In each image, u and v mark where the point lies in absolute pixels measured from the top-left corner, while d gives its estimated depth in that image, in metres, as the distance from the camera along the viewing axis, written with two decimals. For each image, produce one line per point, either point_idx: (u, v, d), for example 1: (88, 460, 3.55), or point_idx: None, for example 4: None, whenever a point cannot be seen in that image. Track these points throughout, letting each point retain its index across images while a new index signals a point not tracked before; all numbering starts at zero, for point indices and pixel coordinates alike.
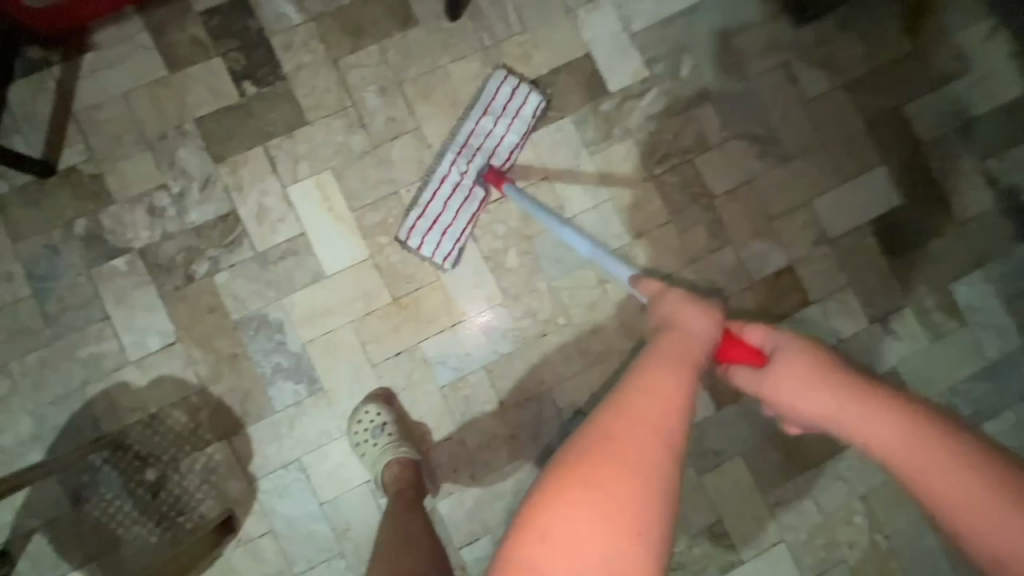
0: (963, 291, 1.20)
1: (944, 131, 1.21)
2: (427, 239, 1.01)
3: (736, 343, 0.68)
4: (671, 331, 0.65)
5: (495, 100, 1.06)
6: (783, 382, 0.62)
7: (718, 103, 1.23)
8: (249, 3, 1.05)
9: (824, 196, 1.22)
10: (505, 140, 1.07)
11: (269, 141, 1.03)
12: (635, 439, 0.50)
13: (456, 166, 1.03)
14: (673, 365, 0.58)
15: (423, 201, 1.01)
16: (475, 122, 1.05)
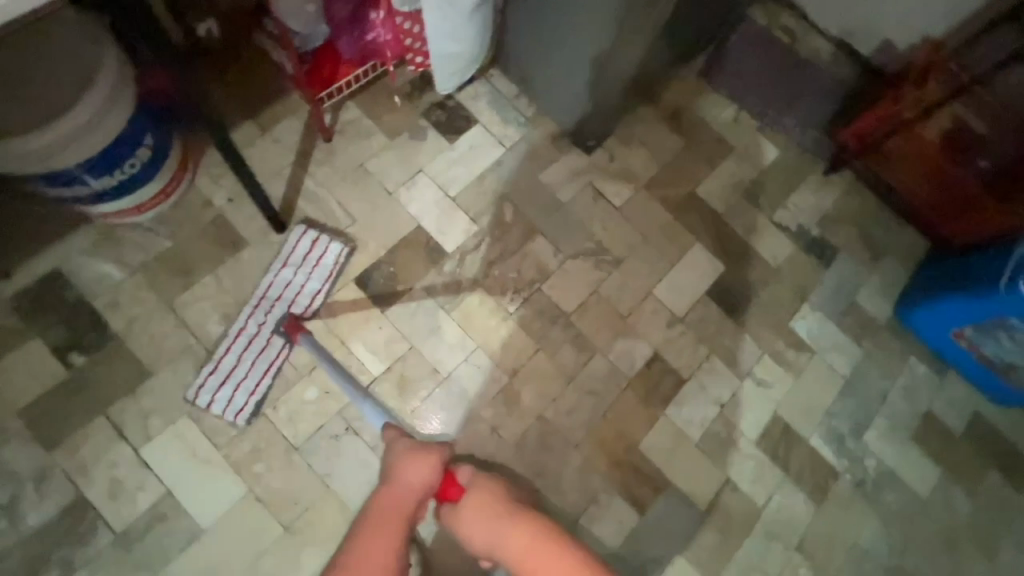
0: (801, 325, 1.40)
1: (733, 200, 1.48)
2: (218, 394, 1.07)
3: (452, 485, 0.92)
4: (390, 490, 0.92)
5: (293, 253, 1.18)
6: (473, 519, 0.87)
7: (545, 231, 1.34)
8: (63, 276, 1.11)
9: (663, 281, 1.36)
10: (305, 286, 1.17)
11: (110, 406, 1.05)
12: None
13: (255, 319, 1.12)
14: (390, 527, 0.88)
15: (219, 355, 1.09)
16: (274, 275, 1.16)
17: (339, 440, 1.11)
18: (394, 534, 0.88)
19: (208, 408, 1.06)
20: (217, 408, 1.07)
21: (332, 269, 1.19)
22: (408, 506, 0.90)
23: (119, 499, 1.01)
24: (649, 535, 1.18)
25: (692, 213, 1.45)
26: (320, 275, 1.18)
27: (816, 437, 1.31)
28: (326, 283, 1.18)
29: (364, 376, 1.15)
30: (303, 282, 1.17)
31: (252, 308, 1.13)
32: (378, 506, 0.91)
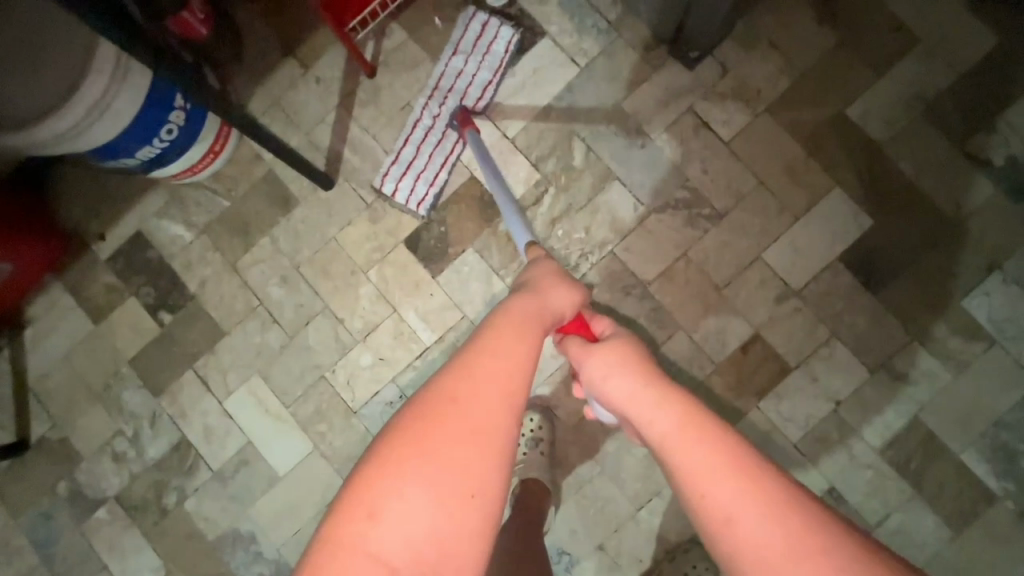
0: (980, 305, 1.02)
1: (904, 123, 1.05)
2: (401, 184, 1.09)
3: (582, 326, 0.71)
4: (530, 291, 0.65)
5: (464, 41, 1.09)
6: (604, 363, 0.62)
7: (624, 176, 1.08)
8: (144, 237, 1.17)
9: (778, 242, 1.06)
10: (478, 78, 1.09)
11: (197, 361, 1.15)
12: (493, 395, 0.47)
13: (430, 110, 1.09)
14: (523, 327, 0.55)
15: (397, 148, 1.10)
16: (446, 63, 1.10)
17: (393, 407, 1.10)
18: (526, 331, 0.55)
19: (392, 197, 1.09)
20: (399, 193, 1.09)
21: (501, 59, 1.09)
22: (550, 314, 0.63)
23: (213, 442, 1.13)
24: None
25: (837, 144, 1.06)
26: (491, 64, 1.09)
27: (972, 452, 1.01)
28: (495, 74, 1.09)
29: (416, 344, 1.10)
30: (474, 72, 1.09)
31: (429, 97, 1.10)
32: (513, 304, 0.60)
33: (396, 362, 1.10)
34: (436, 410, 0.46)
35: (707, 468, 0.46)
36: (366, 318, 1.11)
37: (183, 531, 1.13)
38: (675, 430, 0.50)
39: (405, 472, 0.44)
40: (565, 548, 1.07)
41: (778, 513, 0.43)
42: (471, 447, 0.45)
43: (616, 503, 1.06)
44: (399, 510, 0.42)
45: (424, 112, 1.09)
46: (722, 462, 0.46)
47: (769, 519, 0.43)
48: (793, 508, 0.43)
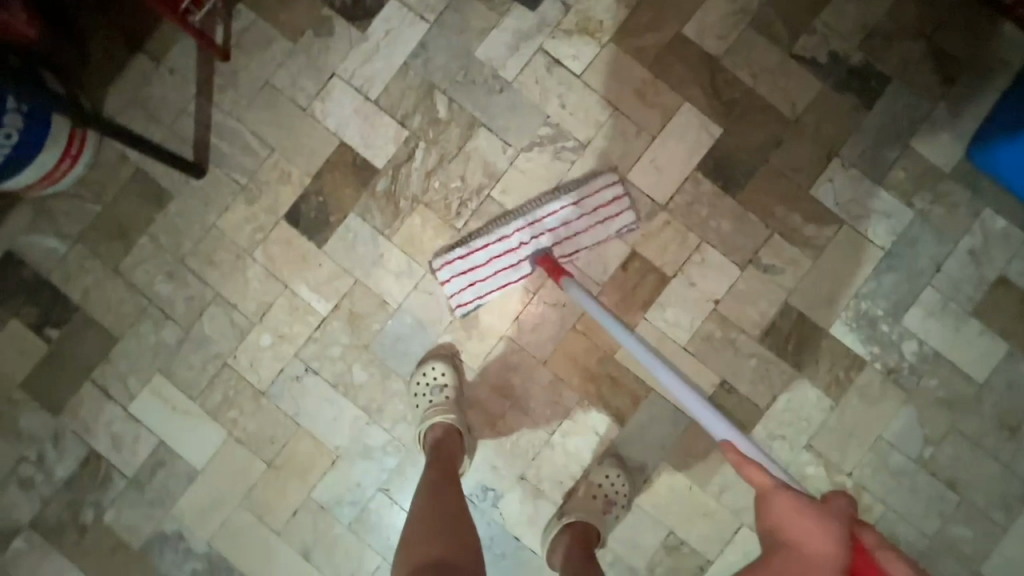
0: (826, 192, 1.11)
1: (735, 35, 1.13)
2: (456, 282, 1.08)
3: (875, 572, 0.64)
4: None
5: (589, 198, 1.07)
6: None
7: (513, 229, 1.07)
8: (16, 256, 1.13)
9: (640, 162, 1.12)
10: (578, 237, 1.08)
11: (94, 372, 1.12)
12: None
13: (522, 235, 1.07)
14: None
15: (472, 246, 1.07)
16: (560, 206, 1.07)
17: (301, 380, 1.11)
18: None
19: (442, 286, 1.09)
20: (450, 295, 1.09)
21: (609, 232, 1.09)
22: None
23: (124, 449, 1.11)
24: (631, 443, 1.10)
25: (680, 64, 1.13)
26: (598, 233, 1.08)
27: (838, 325, 1.10)
28: (594, 246, 1.09)
29: (314, 316, 1.11)
30: (581, 233, 1.08)
31: (534, 228, 1.06)
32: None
33: (297, 337, 1.11)
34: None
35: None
36: (260, 299, 1.11)
37: (108, 543, 1.11)
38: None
39: None
40: (490, 484, 1.10)
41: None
42: None
43: (529, 435, 1.10)
44: None
45: (522, 234, 1.06)
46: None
47: None
48: None
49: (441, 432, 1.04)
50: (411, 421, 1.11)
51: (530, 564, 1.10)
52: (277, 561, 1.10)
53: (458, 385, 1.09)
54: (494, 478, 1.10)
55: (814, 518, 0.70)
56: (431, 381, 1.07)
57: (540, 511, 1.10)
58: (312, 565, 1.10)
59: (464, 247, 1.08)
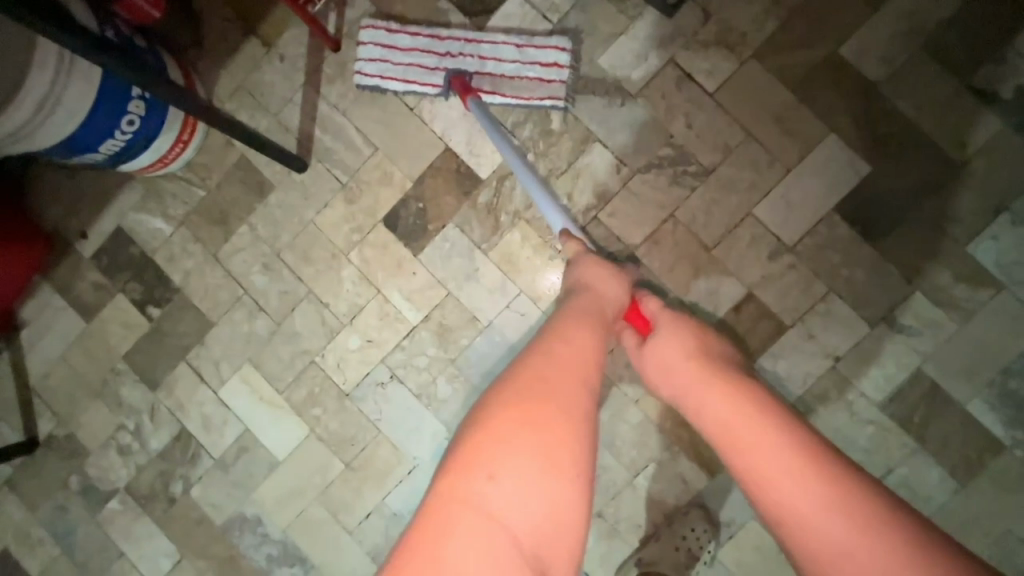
0: (987, 251, 0.97)
1: (901, 60, 0.98)
2: (370, 43, 1.03)
3: (641, 320, 0.83)
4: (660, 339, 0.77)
5: (533, 48, 1.01)
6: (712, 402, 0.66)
7: (449, 42, 1.03)
8: (125, 233, 1.16)
9: (770, 196, 1.01)
10: (501, 79, 1.01)
11: (189, 353, 1.15)
12: (573, 385, 0.61)
13: (451, 47, 1.03)
14: (585, 323, 0.71)
15: (406, 30, 1.03)
16: (500, 39, 1.02)
17: (385, 386, 1.10)
18: (597, 328, 0.71)
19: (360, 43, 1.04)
20: (360, 58, 1.03)
21: (536, 97, 1.01)
22: (608, 310, 0.78)
23: (212, 430, 1.15)
24: (719, 496, 1.03)
25: (830, 87, 0.99)
26: (519, 89, 1.01)
27: (978, 401, 0.98)
28: (517, 98, 1.01)
29: (403, 324, 1.09)
30: (506, 71, 1.01)
31: (467, 44, 1.02)
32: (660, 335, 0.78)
33: (384, 343, 1.09)
34: (538, 361, 0.63)
35: (724, 400, 0.64)
36: (351, 301, 1.10)
37: (192, 517, 1.16)
38: (812, 500, 0.54)
39: (504, 433, 0.56)
40: None
41: (832, 487, 0.54)
42: (561, 423, 0.57)
43: (612, 472, 1.05)
44: (503, 452, 0.55)
45: (455, 42, 1.02)
46: (758, 410, 0.61)
47: (782, 444, 0.57)
48: (782, 425, 0.59)
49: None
50: None
51: None
52: (348, 559, 1.12)
53: None
54: None
55: (714, 342, 0.76)
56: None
57: (614, 551, 1.06)
58: (380, 568, 1.11)
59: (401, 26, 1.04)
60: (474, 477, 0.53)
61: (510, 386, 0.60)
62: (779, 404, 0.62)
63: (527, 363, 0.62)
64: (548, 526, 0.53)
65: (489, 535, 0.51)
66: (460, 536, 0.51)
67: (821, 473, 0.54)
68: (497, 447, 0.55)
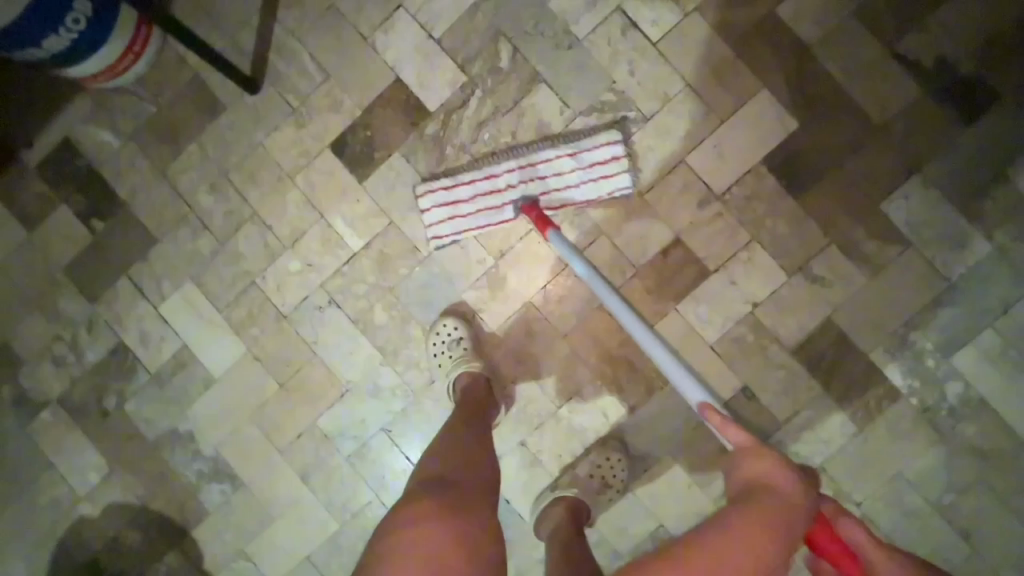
0: (898, 210, 1.03)
1: (832, 24, 1.03)
2: (436, 210, 1.05)
3: (826, 532, 0.71)
4: (767, 488, 0.71)
5: (587, 151, 1.02)
6: (880, 568, 0.78)
7: (503, 170, 1.03)
8: (73, 145, 1.16)
9: (703, 146, 1.05)
10: (567, 189, 1.03)
11: (131, 269, 1.16)
12: (739, 547, 0.63)
13: (510, 173, 1.03)
14: (765, 535, 0.65)
15: (459, 180, 1.04)
16: (556, 155, 1.03)
17: (323, 310, 1.12)
18: (763, 538, 0.65)
19: (425, 215, 1.06)
20: (428, 222, 1.06)
21: (602, 194, 1.03)
22: (800, 523, 0.69)
23: (150, 347, 1.16)
24: (639, 432, 1.08)
25: (765, 46, 1.04)
26: (586, 191, 1.02)
27: (881, 351, 1.04)
28: (584, 199, 1.03)
29: (345, 250, 1.11)
30: (572, 184, 1.02)
31: (524, 169, 1.02)
32: (761, 501, 0.69)
33: (325, 268, 1.12)
34: (710, 549, 0.63)
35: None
36: (296, 225, 1.12)
37: (124, 432, 1.17)
38: None
39: None
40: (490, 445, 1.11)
41: None
42: None
43: (539, 403, 1.09)
44: None
45: (513, 175, 1.02)
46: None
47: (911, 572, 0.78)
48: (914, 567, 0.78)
49: (468, 381, 1.02)
50: (423, 369, 1.11)
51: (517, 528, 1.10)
52: (277, 479, 1.14)
53: (474, 342, 1.07)
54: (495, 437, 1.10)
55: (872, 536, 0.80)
56: (444, 339, 1.06)
57: (536, 479, 1.10)
58: (308, 488, 1.13)
59: (451, 179, 1.06)
60: None
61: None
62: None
63: (679, 563, 0.61)
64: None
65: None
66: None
67: None
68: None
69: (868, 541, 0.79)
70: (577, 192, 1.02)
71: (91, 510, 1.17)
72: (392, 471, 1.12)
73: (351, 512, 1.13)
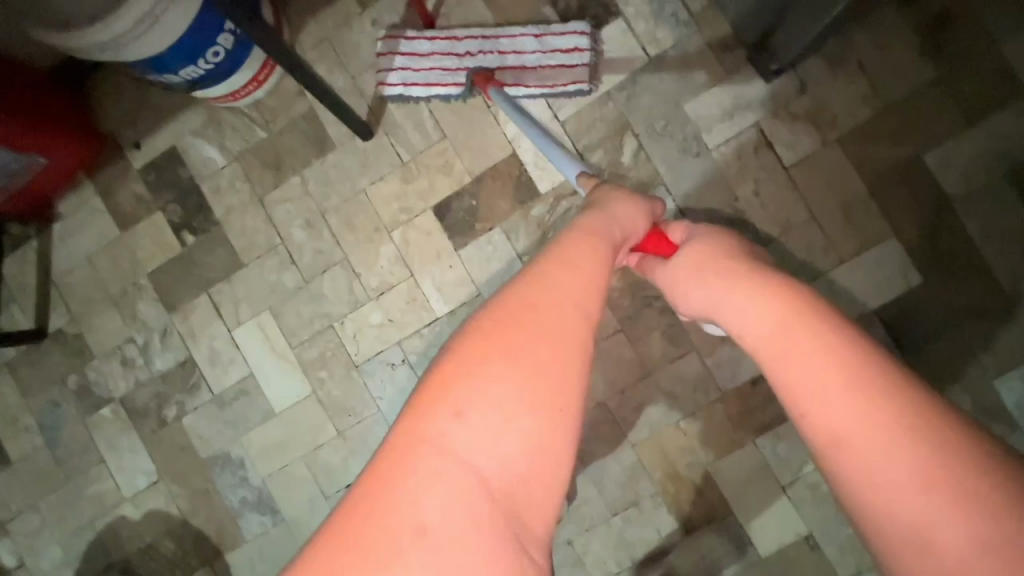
0: (1012, 391, 0.97)
1: (982, 182, 0.97)
2: (392, 58, 1.03)
3: (659, 241, 0.72)
4: (599, 213, 0.64)
5: (553, 36, 1.00)
6: (681, 276, 0.63)
7: (465, 33, 1.02)
8: (179, 154, 1.16)
9: (816, 283, 1.01)
10: (524, 70, 1.01)
11: (212, 287, 1.16)
12: (557, 323, 0.44)
13: (470, 41, 1.01)
14: (597, 239, 0.56)
15: (422, 32, 1.03)
16: (521, 32, 1.01)
17: (394, 368, 1.11)
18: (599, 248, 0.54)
19: (381, 59, 1.05)
20: (381, 67, 1.04)
21: (560, 82, 1.01)
22: (617, 234, 0.62)
23: (217, 366, 1.16)
24: (689, 555, 1.05)
25: (904, 192, 0.99)
26: (544, 78, 1.01)
27: None
28: (542, 91, 1.01)
29: (427, 313, 1.09)
30: (529, 61, 1.00)
31: (486, 40, 1.01)
32: (587, 219, 0.61)
33: (404, 326, 1.10)
34: (525, 292, 0.46)
35: (797, 344, 0.44)
36: (383, 278, 1.10)
37: (178, 444, 1.18)
38: (895, 420, 0.39)
39: (470, 381, 0.42)
40: None
41: (904, 401, 0.39)
42: (526, 338, 0.43)
43: (594, 506, 1.07)
44: (467, 393, 0.42)
45: (472, 41, 1.01)
46: (922, 430, 0.38)
47: (846, 340, 0.43)
48: (867, 356, 0.42)
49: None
50: None
51: None
52: (318, 522, 1.14)
53: None
54: None
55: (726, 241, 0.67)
56: None
57: None
58: None
59: (416, 32, 1.04)
60: (439, 413, 0.42)
61: (479, 329, 0.44)
62: (885, 353, 0.43)
63: (494, 308, 0.45)
64: (527, 468, 0.42)
65: (465, 493, 0.40)
66: (411, 485, 0.40)
67: (945, 434, 0.38)
68: (470, 395, 0.42)
69: (700, 239, 0.68)
70: (535, 75, 1.01)
71: (132, 512, 1.19)
72: None
73: None
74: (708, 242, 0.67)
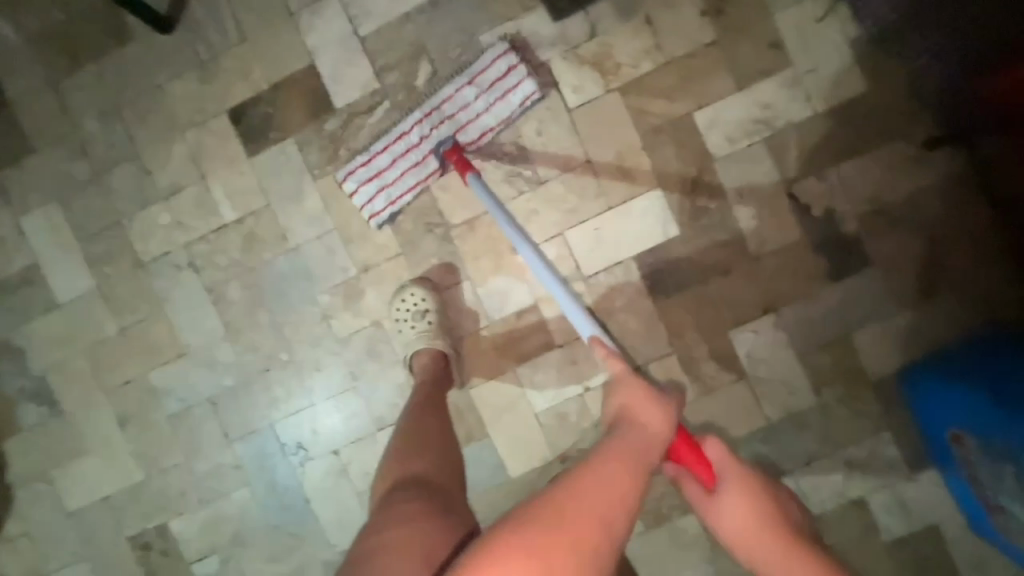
0: (744, 341, 1.05)
1: (743, 144, 1.02)
2: (364, 187, 1.00)
3: (693, 448, 0.66)
4: (632, 429, 0.58)
5: (485, 74, 0.98)
6: None
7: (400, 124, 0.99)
8: None
9: (585, 226, 1.05)
10: (478, 120, 0.99)
11: (0, 171, 1.13)
12: (598, 521, 0.47)
13: (421, 129, 0.98)
14: (626, 467, 0.52)
15: (372, 150, 0.99)
16: (455, 89, 0.98)
17: (180, 270, 1.11)
18: (634, 471, 0.52)
19: (351, 198, 1.02)
20: (361, 204, 1.01)
21: (512, 111, 0.99)
22: (652, 455, 0.57)
23: (2, 253, 1.14)
24: None
25: (674, 145, 1.03)
26: (499, 113, 0.98)
27: None
28: (500, 125, 0.99)
29: (216, 219, 1.10)
30: (480, 110, 0.98)
31: (430, 115, 0.98)
32: (623, 433, 0.57)
33: (192, 230, 1.10)
34: (571, 495, 0.47)
35: None
36: (175, 178, 1.10)
37: None
38: None
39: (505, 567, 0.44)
40: (305, 445, 1.13)
41: None
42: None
43: (362, 421, 1.11)
44: None
45: (421, 125, 0.98)
46: None
47: None
48: None
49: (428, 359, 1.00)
50: (260, 354, 1.12)
51: (308, 529, 1.13)
52: (95, 416, 1.15)
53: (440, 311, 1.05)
54: (312, 436, 1.12)
55: (750, 496, 0.62)
56: (411, 306, 1.03)
57: (337, 488, 1.12)
58: (123, 434, 1.15)
59: (366, 153, 1.01)
60: None
61: (530, 539, 0.45)
62: None
63: (558, 496, 0.47)
64: None
65: None
66: None
67: None
68: None
69: (742, 476, 0.64)
70: (491, 120, 0.99)
71: None
72: (204, 442, 1.14)
73: (158, 468, 1.15)
74: (752, 498, 0.62)
